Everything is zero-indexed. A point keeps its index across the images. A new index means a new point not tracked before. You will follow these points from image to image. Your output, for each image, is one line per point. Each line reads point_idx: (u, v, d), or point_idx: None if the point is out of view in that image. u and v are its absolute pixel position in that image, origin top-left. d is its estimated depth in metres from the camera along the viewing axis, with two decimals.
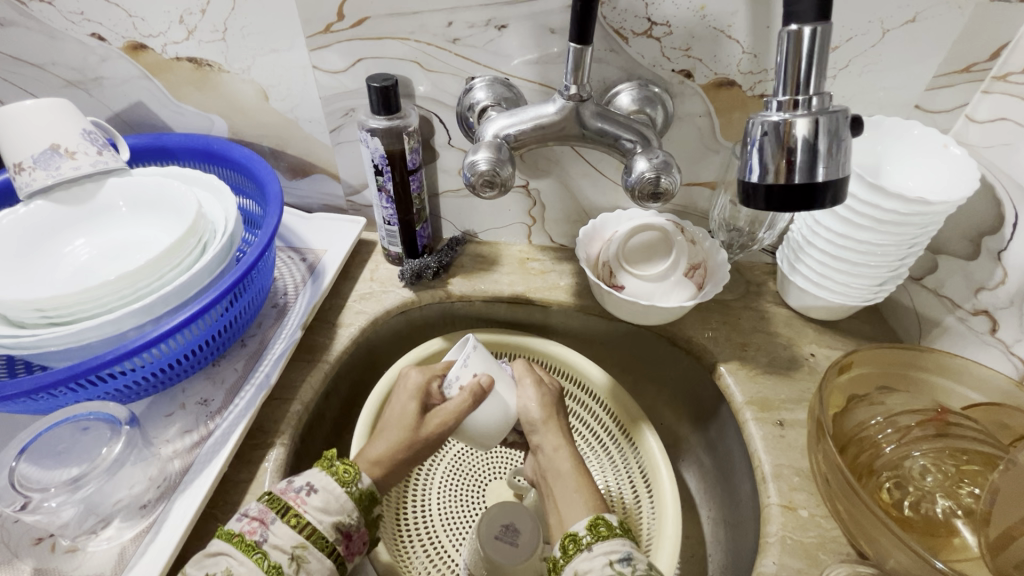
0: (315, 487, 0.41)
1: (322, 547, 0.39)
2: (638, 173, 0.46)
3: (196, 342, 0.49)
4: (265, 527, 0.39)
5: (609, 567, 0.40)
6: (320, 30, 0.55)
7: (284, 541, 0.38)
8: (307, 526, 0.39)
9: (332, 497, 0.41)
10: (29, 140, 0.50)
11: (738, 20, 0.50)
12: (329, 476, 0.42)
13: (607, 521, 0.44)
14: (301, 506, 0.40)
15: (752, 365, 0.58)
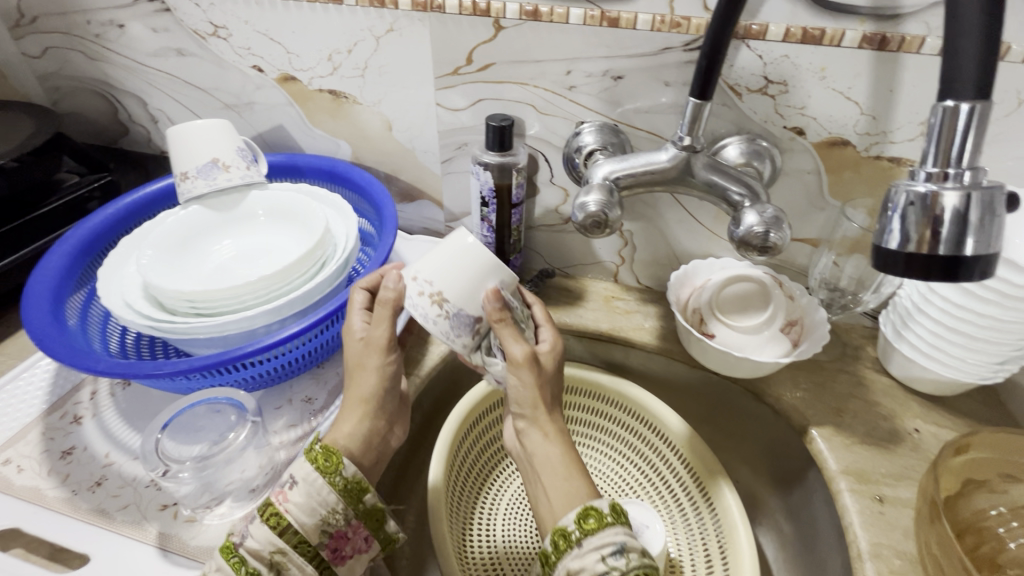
0: (295, 483, 0.41)
1: (304, 551, 0.41)
2: (747, 226, 0.47)
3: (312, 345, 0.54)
4: (246, 528, 0.41)
5: (601, 563, 0.38)
6: (448, 72, 0.60)
7: (261, 546, 0.40)
8: (284, 530, 0.40)
9: (312, 490, 0.41)
10: (196, 153, 0.58)
11: (858, 82, 0.51)
12: (308, 466, 0.42)
13: (597, 512, 0.41)
14: (282, 506, 0.41)
15: (848, 433, 0.55)
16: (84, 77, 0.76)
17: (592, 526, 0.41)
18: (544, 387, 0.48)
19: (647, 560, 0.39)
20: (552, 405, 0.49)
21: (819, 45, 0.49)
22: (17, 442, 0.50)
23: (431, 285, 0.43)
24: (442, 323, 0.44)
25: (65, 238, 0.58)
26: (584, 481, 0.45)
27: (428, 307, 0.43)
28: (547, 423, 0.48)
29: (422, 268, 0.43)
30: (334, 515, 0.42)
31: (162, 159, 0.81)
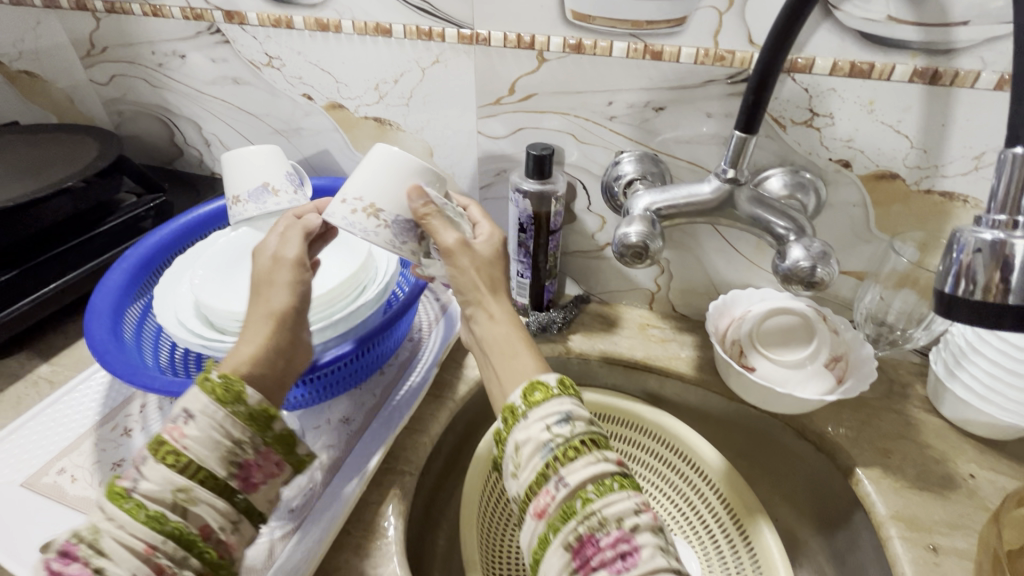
0: (192, 415, 0.38)
1: (212, 486, 0.37)
2: (792, 260, 0.46)
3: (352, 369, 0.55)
4: (136, 473, 0.36)
5: (546, 432, 0.39)
6: (491, 102, 0.62)
7: (160, 488, 0.36)
8: (186, 465, 0.37)
9: (210, 422, 0.38)
10: (248, 178, 0.61)
11: (909, 116, 0.50)
12: (206, 397, 0.39)
13: (544, 385, 0.42)
14: (179, 441, 0.37)
15: (897, 476, 0.53)
16: (145, 103, 0.80)
17: (539, 400, 0.41)
18: (485, 271, 0.49)
19: (594, 426, 0.40)
20: (499, 290, 0.50)
21: (868, 78, 0.49)
22: (71, 452, 0.53)
23: (361, 201, 0.46)
24: (384, 234, 0.46)
25: (125, 256, 0.61)
26: (533, 359, 0.47)
27: (369, 220, 0.46)
28: (492, 304, 0.49)
29: (349, 189, 0.46)
30: (239, 445, 0.39)
31: (212, 180, 0.85)
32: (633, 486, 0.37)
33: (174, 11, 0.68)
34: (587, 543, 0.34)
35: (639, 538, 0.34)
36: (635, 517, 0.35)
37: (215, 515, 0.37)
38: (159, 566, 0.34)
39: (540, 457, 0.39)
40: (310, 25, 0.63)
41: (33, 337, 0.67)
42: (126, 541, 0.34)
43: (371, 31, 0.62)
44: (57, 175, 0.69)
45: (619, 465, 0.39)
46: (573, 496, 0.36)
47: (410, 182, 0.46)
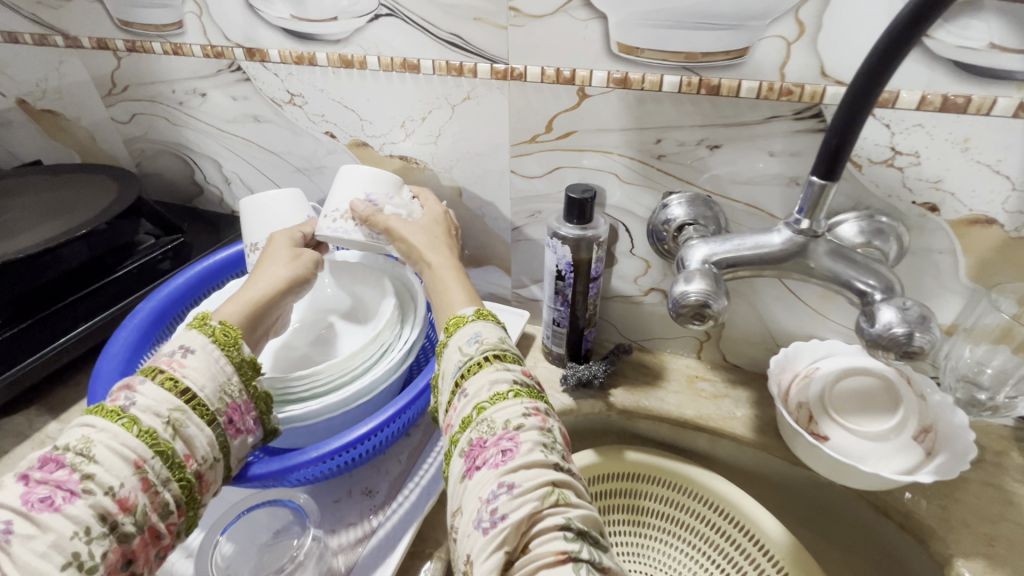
0: (192, 350, 0.43)
1: (202, 414, 0.41)
2: (884, 325, 0.40)
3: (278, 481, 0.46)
4: (131, 392, 0.39)
5: (459, 354, 0.45)
6: (525, 139, 0.57)
7: (157, 404, 0.39)
8: (184, 391, 0.40)
9: (210, 358, 0.43)
10: (264, 225, 0.58)
11: (1010, 155, 0.43)
12: (205, 339, 0.44)
13: (459, 316, 0.48)
14: (179, 370, 0.41)
15: (1006, 570, 0.45)
16: (166, 140, 0.78)
17: (455, 329, 0.47)
18: (423, 232, 0.55)
19: (500, 344, 0.45)
20: (438, 245, 0.55)
21: (963, 114, 0.43)
22: None
23: (337, 211, 0.56)
24: (361, 234, 0.56)
25: (136, 312, 0.57)
26: (465, 294, 0.51)
27: (347, 224, 0.55)
28: (431, 254, 0.54)
29: (331, 203, 0.56)
30: (230, 387, 0.43)
31: (232, 218, 0.82)
32: (528, 395, 0.41)
33: (195, 49, 0.66)
34: (475, 445, 0.38)
35: (521, 436, 0.37)
36: (521, 420, 0.39)
37: (203, 443, 0.40)
38: (145, 479, 0.37)
39: (452, 376, 0.44)
40: (334, 61, 0.60)
41: (44, 392, 0.63)
42: (117, 450, 0.36)
43: (398, 67, 0.58)
44: (74, 219, 0.67)
45: (520, 376, 0.42)
46: (471, 406, 0.41)
47: (366, 189, 0.55)
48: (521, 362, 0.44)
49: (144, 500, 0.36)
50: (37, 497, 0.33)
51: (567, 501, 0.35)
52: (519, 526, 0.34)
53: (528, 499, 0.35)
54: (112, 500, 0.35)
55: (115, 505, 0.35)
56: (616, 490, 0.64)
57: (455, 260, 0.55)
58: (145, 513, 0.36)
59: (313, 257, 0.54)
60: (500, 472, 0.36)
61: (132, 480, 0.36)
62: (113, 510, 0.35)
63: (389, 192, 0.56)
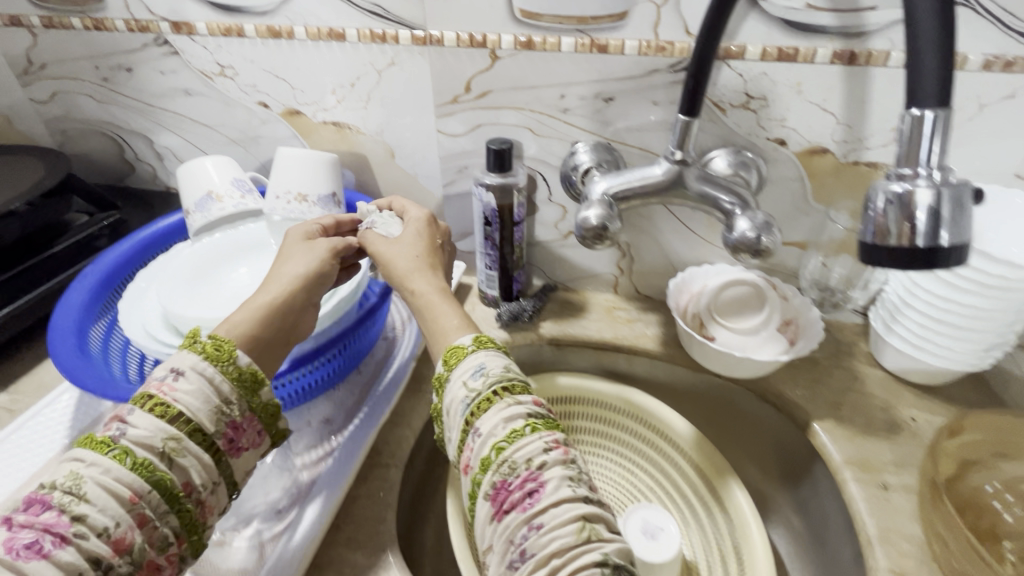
0: (182, 372, 0.41)
1: (198, 441, 0.39)
2: (740, 232, 0.50)
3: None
4: (123, 422, 0.38)
5: (464, 388, 0.43)
6: (448, 100, 0.64)
7: (150, 434, 0.37)
8: (176, 416, 0.39)
9: (203, 379, 0.41)
10: (195, 189, 0.62)
11: (833, 95, 0.54)
12: (195, 357, 0.42)
13: (456, 350, 0.46)
14: (168, 395, 0.39)
15: (849, 425, 0.57)
16: (92, 119, 0.78)
17: (456, 361, 0.45)
18: (405, 251, 0.55)
19: (506, 374, 0.43)
20: (421, 265, 0.54)
21: (794, 62, 0.53)
22: (41, 476, 0.50)
23: (291, 192, 0.62)
24: (317, 212, 0.62)
25: (85, 274, 0.59)
26: (458, 320, 0.51)
27: (302, 204, 0.62)
28: (414, 280, 0.53)
29: (280, 187, 0.62)
30: (228, 407, 0.42)
31: (167, 195, 0.83)
32: (545, 427, 0.40)
33: (119, 24, 0.67)
34: (499, 489, 0.38)
35: (546, 474, 0.37)
36: (543, 456, 0.38)
37: (198, 471, 0.39)
38: (141, 515, 0.35)
39: (461, 414, 0.42)
40: (262, 33, 0.64)
41: None
42: (109, 488, 0.35)
43: (325, 37, 0.63)
44: None
45: (532, 408, 0.41)
46: (488, 446, 0.40)
47: (312, 166, 0.62)
48: (530, 391, 0.43)
49: (141, 538, 0.35)
50: (22, 544, 0.31)
51: (600, 536, 0.35)
52: (550, 561, 0.34)
53: (558, 535, 0.35)
54: (107, 542, 0.33)
55: (109, 547, 0.33)
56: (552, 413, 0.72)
57: (437, 280, 0.54)
58: (143, 550, 0.35)
59: (337, 246, 0.54)
60: (529, 515, 0.36)
61: (126, 519, 0.34)
62: (107, 553, 0.33)
63: (327, 165, 0.62)
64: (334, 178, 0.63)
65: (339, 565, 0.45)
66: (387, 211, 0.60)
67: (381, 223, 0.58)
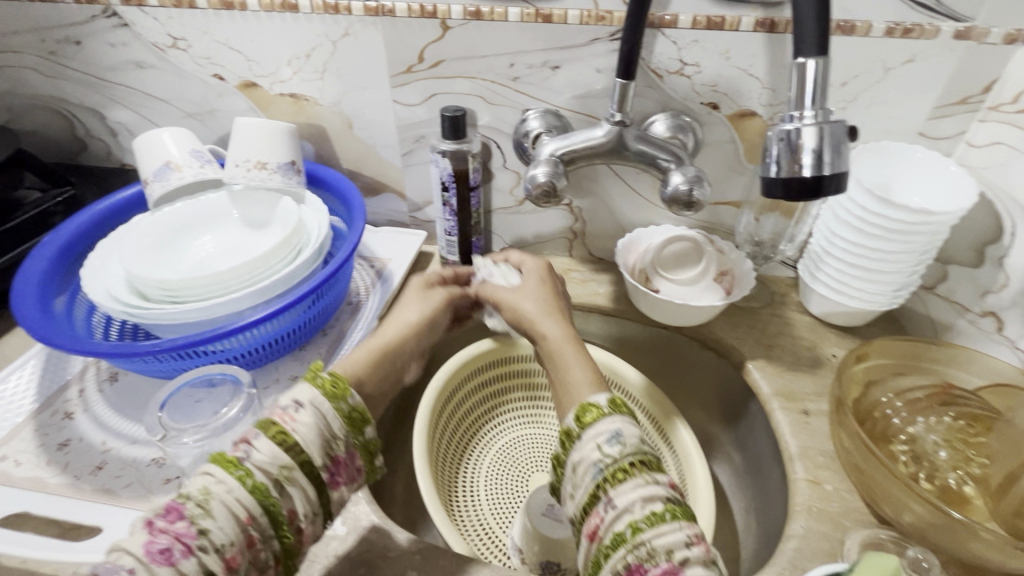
0: (301, 404, 0.42)
1: (308, 472, 0.41)
2: (674, 186, 0.55)
3: (201, 359, 0.54)
4: (249, 445, 0.40)
5: (597, 451, 0.42)
6: (402, 71, 0.66)
7: (270, 462, 0.39)
8: (293, 447, 0.40)
9: (318, 412, 0.43)
10: (153, 159, 0.63)
11: (758, 61, 0.59)
12: (315, 391, 0.44)
13: (595, 406, 0.45)
14: (288, 424, 0.41)
15: (778, 362, 0.63)
16: (40, 94, 0.77)
17: (590, 421, 0.44)
18: (532, 300, 0.59)
19: (643, 447, 0.42)
20: (551, 314, 0.57)
21: (722, 30, 0.58)
22: (11, 440, 0.52)
23: (250, 160, 0.63)
24: (277, 180, 0.64)
25: (44, 244, 0.60)
26: (591, 378, 0.50)
27: (262, 173, 0.63)
28: (545, 325, 0.56)
29: (238, 156, 0.63)
30: (336, 442, 0.43)
31: (123, 172, 0.83)
32: (685, 517, 0.39)
33: None
34: (636, 571, 0.36)
35: (688, 571, 0.36)
36: (686, 550, 0.37)
37: (302, 499, 0.40)
38: (250, 537, 0.37)
39: (592, 478, 0.41)
40: (215, 4, 0.65)
41: None
42: (231, 507, 0.37)
43: (278, 8, 0.64)
44: None
45: (670, 489, 0.40)
46: (623, 521, 0.38)
47: (269, 134, 0.63)
48: (664, 469, 0.42)
49: (246, 559, 0.37)
50: (158, 548, 0.34)
51: None
52: None
53: None
54: (219, 560, 0.35)
55: (222, 564, 0.36)
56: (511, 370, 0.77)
57: (570, 331, 0.55)
58: (247, 569, 0.37)
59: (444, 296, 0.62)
60: None
61: (238, 539, 0.37)
62: (218, 570, 0.35)
63: (284, 133, 0.64)
64: (293, 148, 0.65)
65: None
66: (507, 263, 0.64)
67: (500, 273, 0.63)
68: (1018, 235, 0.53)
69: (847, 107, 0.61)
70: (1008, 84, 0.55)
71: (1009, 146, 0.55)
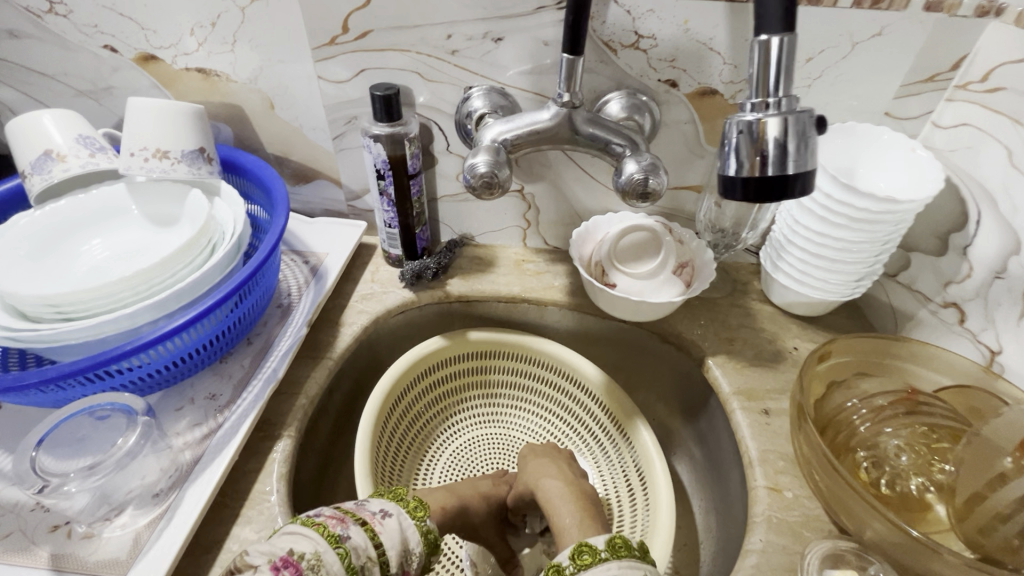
0: (387, 512, 0.46)
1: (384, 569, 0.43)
2: (628, 174, 0.50)
3: (95, 386, 0.47)
4: (346, 527, 0.42)
5: None
6: (325, 42, 0.58)
7: (365, 547, 0.42)
8: (381, 544, 0.43)
9: (400, 521, 0.46)
10: (30, 148, 0.54)
11: (718, 33, 0.54)
12: (400, 506, 0.48)
13: (591, 549, 0.45)
14: (378, 524, 0.45)
15: (739, 358, 0.60)
16: None
17: (585, 563, 0.44)
18: (536, 463, 0.62)
19: None
20: (548, 467, 0.61)
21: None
22: None
23: (147, 148, 0.54)
24: (181, 170, 0.55)
25: None
26: (576, 519, 0.54)
27: (162, 163, 0.55)
28: (542, 478, 0.59)
29: (132, 142, 0.54)
30: (407, 552, 0.46)
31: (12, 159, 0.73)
32: None
33: None
34: None
35: None
36: None
37: None
38: None
39: None
40: None
41: None
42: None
43: None
44: None
45: None
46: None
47: (168, 118, 0.54)
48: None
49: None
50: None
51: None
52: None
53: None
54: None
55: None
56: (466, 369, 0.72)
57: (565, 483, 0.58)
58: None
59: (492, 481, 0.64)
60: None
61: None
62: None
63: (188, 115, 0.55)
64: (201, 133, 0.56)
65: (228, 542, 0.44)
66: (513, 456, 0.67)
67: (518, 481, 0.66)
68: (984, 223, 0.51)
69: (812, 85, 0.57)
70: (977, 63, 0.51)
71: (976, 127, 0.52)
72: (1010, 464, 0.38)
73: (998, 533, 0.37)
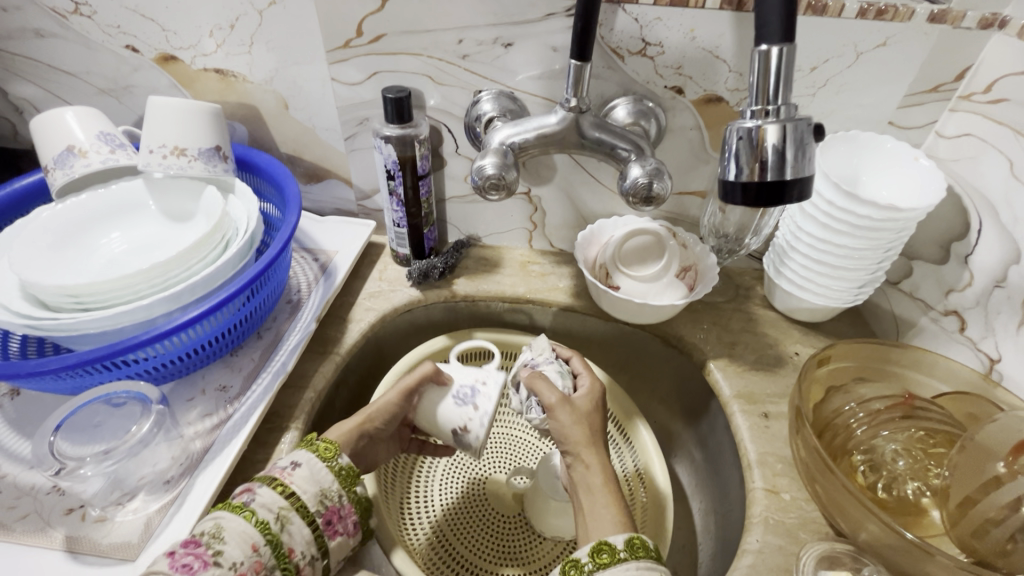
0: (299, 462, 0.45)
1: (305, 515, 0.43)
2: (633, 178, 0.50)
3: (110, 374, 0.48)
4: (250, 491, 0.42)
5: None
6: (340, 46, 0.59)
7: (273, 500, 0.42)
8: (292, 493, 0.43)
9: (315, 470, 0.45)
10: (54, 143, 0.56)
11: (725, 41, 0.55)
12: (310, 453, 0.47)
13: (609, 546, 0.43)
14: (287, 477, 0.44)
15: (740, 361, 0.61)
16: None
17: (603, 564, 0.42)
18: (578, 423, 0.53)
19: None
20: (596, 440, 0.52)
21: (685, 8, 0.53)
22: None
23: (166, 145, 0.56)
24: (197, 167, 0.57)
25: None
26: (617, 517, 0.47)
27: (180, 160, 0.56)
28: (587, 450, 0.51)
29: (151, 139, 0.56)
30: (330, 493, 0.46)
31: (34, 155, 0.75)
32: None
33: None
34: None
35: None
36: None
37: (301, 538, 0.42)
38: (259, 561, 0.39)
39: None
40: None
41: None
42: (241, 535, 0.39)
43: None
44: None
45: None
46: None
47: (186, 116, 0.55)
48: None
49: None
50: (181, 563, 0.37)
51: None
52: None
53: None
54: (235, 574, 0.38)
55: None
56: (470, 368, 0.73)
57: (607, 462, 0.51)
58: None
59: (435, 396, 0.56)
60: None
61: (249, 561, 0.39)
62: None
63: (206, 114, 0.56)
64: (218, 132, 0.58)
65: None
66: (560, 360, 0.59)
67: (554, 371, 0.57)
68: (985, 232, 0.51)
69: (816, 94, 0.58)
70: (982, 72, 0.52)
71: (979, 138, 0.53)
72: (1004, 469, 0.38)
73: (991, 536, 0.38)
